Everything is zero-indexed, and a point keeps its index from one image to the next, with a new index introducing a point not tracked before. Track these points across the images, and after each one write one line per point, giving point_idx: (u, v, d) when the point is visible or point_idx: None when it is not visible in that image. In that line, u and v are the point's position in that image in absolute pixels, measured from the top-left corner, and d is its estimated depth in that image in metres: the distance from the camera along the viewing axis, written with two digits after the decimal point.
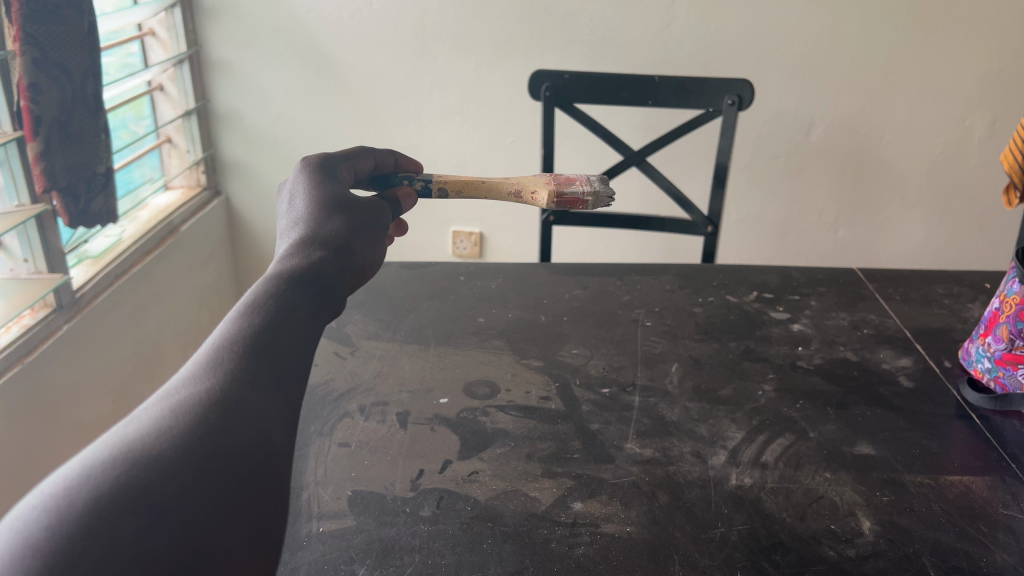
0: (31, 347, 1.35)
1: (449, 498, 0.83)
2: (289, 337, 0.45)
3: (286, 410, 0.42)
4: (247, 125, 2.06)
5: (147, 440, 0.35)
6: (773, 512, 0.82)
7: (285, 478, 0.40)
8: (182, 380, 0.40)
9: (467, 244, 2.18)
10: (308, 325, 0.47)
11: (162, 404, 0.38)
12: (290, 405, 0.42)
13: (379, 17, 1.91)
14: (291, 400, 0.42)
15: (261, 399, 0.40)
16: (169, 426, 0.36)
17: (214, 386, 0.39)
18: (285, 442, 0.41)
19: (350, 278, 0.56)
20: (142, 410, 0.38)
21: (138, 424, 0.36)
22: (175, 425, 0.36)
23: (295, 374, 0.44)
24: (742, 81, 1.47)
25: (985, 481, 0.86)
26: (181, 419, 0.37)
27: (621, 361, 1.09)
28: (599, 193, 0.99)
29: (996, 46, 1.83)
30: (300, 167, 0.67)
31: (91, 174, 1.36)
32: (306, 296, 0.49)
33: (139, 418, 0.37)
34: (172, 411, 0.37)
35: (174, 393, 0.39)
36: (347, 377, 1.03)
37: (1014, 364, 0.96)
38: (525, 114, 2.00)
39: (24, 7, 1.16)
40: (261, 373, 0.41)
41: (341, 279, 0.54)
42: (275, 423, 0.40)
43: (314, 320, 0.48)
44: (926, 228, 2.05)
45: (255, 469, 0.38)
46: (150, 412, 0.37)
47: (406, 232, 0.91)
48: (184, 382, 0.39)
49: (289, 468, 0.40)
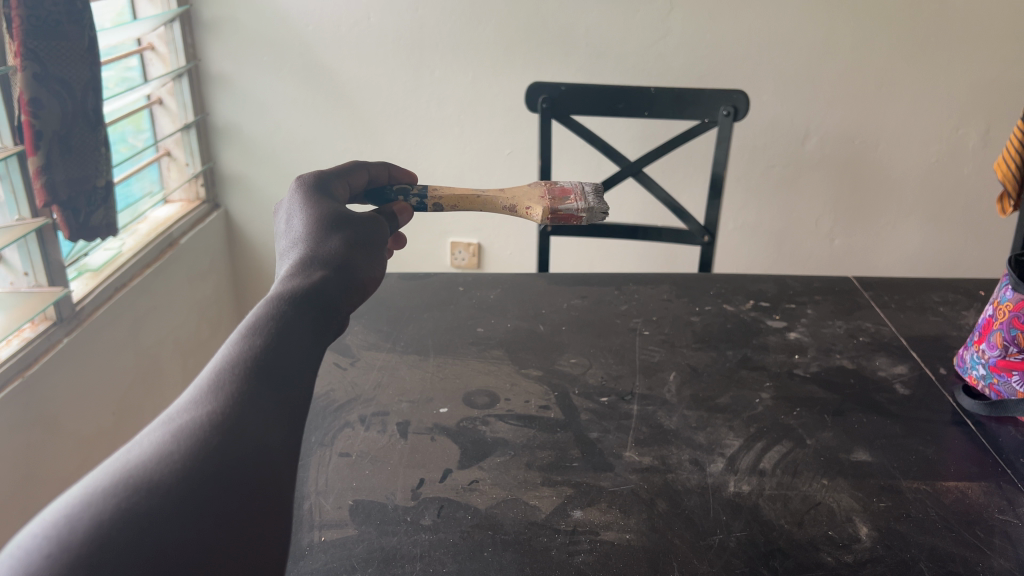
0: (31, 360, 1.35)
1: (450, 507, 0.83)
2: (290, 358, 0.45)
3: (288, 429, 0.42)
4: (247, 137, 2.08)
5: (148, 465, 0.36)
6: (771, 519, 0.82)
7: (287, 495, 0.40)
8: (184, 403, 0.40)
9: (465, 255, 2.19)
10: (309, 344, 0.48)
11: (163, 428, 0.38)
12: (292, 423, 0.43)
13: (376, 30, 1.93)
14: (293, 418, 0.43)
15: (263, 421, 0.41)
16: (170, 451, 0.37)
17: (215, 410, 0.40)
18: (287, 458, 0.41)
19: (351, 295, 0.57)
20: (144, 434, 0.39)
21: (139, 449, 0.37)
22: (177, 451, 0.37)
23: (298, 392, 0.44)
24: (738, 92, 1.48)
25: (981, 487, 0.87)
26: (183, 444, 0.37)
27: (619, 370, 1.09)
28: (593, 209, 1.01)
29: (988, 55, 1.85)
30: (295, 187, 0.68)
31: (91, 187, 1.37)
32: (307, 315, 0.50)
33: (140, 442, 0.38)
34: (173, 435, 0.38)
35: (175, 417, 0.39)
36: (347, 388, 1.04)
37: (1008, 372, 0.97)
38: (522, 126, 2.01)
39: (25, 23, 1.17)
40: (263, 396, 0.42)
41: (342, 296, 0.55)
42: (277, 443, 0.41)
43: (315, 339, 0.49)
44: (921, 236, 2.06)
45: (258, 489, 0.38)
46: (151, 437, 0.38)
47: (403, 246, 0.92)
48: (185, 406, 0.40)
49: (291, 484, 0.41)
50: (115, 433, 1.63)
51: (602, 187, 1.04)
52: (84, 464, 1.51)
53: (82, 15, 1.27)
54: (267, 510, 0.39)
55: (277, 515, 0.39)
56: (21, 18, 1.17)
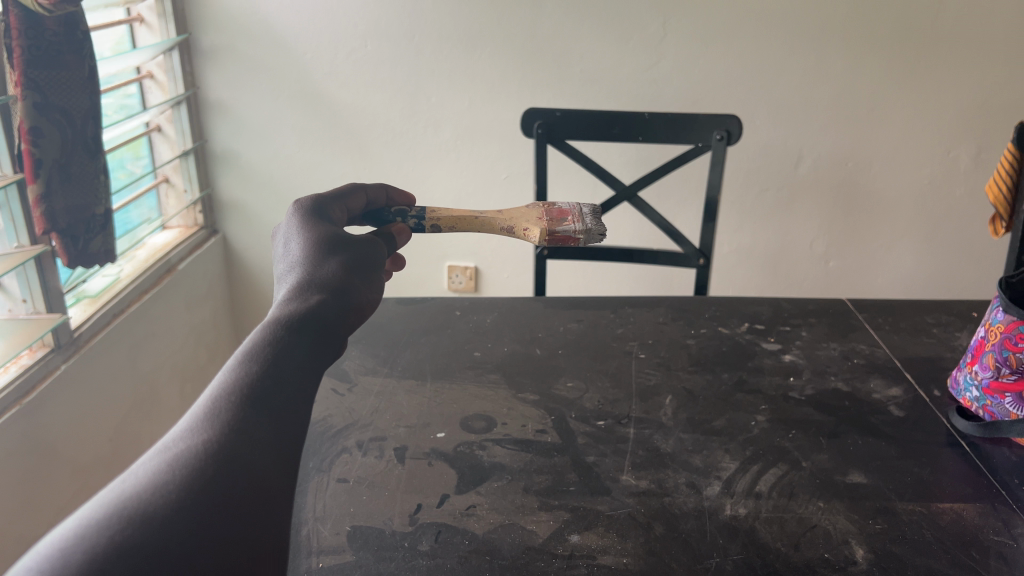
0: (29, 387, 1.36)
1: (447, 532, 0.83)
2: (287, 385, 0.46)
3: (283, 459, 0.43)
4: (245, 164, 2.09)
5: (142, 496, 0.36)
6: (767, 542, 0.82)
7: (284, 524, 0.41)
8: (180, 431, 0.41)
9: (462, 278, 2.20)
10: (306, 369, 0.48)
11: (160, 457, 0.39)
12: (288, 450, 0.43)
13: (373, 58, 1.95)
14: (290, 445, 0.44)
15: (260, 450, 0.41)
16: (164, 481, 0.37)
17: (211, 438, 0.40)
18: (284, 489, 0.42)
19: (349, 318, 0.58)
20: (139, 464, 0.39)
21: (135, 479, 0.37)
22: (171, 480, 0.37)
23: (295, 418, 0.45)
24: (731, 117, 1.50)
25: (976, 509, 0.87)
26: (177, 473, 0.38)
27: (616, 394, 1.10)
28: (591, 231, 1.02)
29: (977, 79, 1.87)
30: (293, 211, 0.69)
31: (91, 215, 1.38)
32: (304, 340, 0.50)
33: (136, 472, 0.38)
34: (168, 464, 0.38)
35: (171, 446, 0.40)
36: (345, 413, 1.04)
37: (1001, 394, 0.98)
38: (518, 151, 2.03)
39: (25, 53, 1.19)
40: (259, 424, 0.43)
41: (339, 320, 0.56)
42: (274, 473, 0.42)
43: (312, 364, 0.50)
44: (915, 258, 2.08)
45: (252, 518, 0.39)
46: (146, 466, 0.38)
47: (402, 267, 0.94)
48: (181, 435, 0.40)
49: (287, 513, 0.42)
50: (113, 460, 1.63)
51: (600, 208, 1.05)
52: (81, 491, 1.51)
53: (83, 45, 1.29)
54: (262, 540, 0.39)
55: (272, 542, 0.40)
56: (22, 48, 1.18)
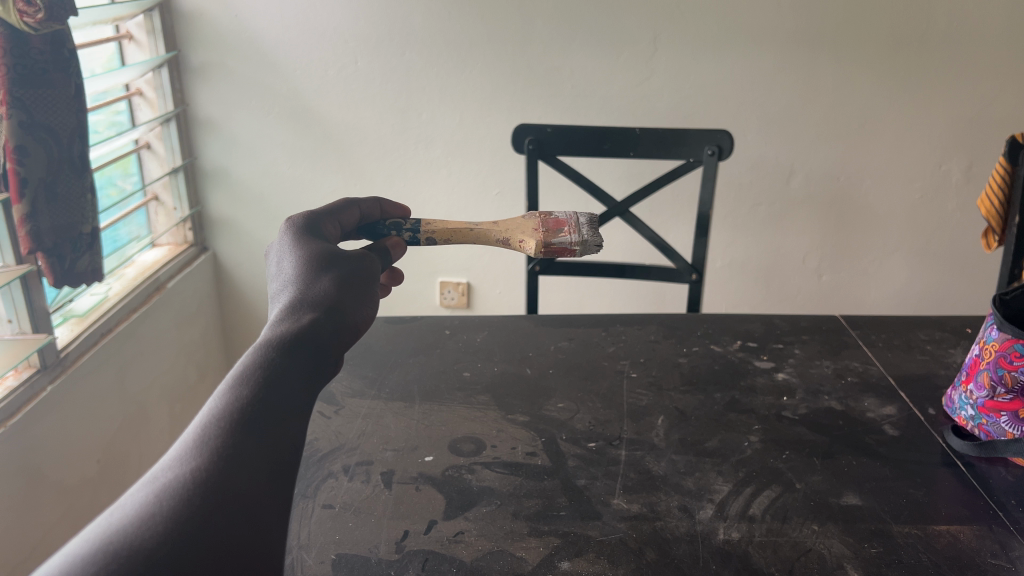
0: (13, 410, 1.33)
1: (434, 560, 0.82)
2: (282, 406, 0.43)
3: (278, 487, 0.40)
4: (235, 181, 2.08)
5: (129, 530, 0.34)
6: (761, 567, 0.81)
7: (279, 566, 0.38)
8: (170, 460, 0.38)
9: (454, 294, 2.18)
10: (303, 392, 0.46)
11: (147, 489, 0.36)
12: (284, 478, 0.41)
13: (363, 75, 1.95)
14: (286, 474, 0.41)
15: (251, 478, 0.39)
16: (152, 513, 0.35)
17: (199, 467, 0.38)
18: (279, 526, 0.39)
19: (345, 336, 0.55)
20: (127, 494, 0.37)
21: (122, 512, 0.35)
22: (159, 513, 0.35)
23: (291, 443, 0.42)
24: (722, 132, 1.49)
25: (973, 531, 0.86)
26: (165, 505, 0.35)
27: (607, 415, 1.09)
28: (587, 243, 0.99)
29: (967, 93, 1.87)
30: (285, 229, 0.67)
31: (77, 234, 1.36)
32: (299, 361, 0.48)
33: (124, 504, 0.36)
34: (156, 495, 0.36)
35: (160, 475, 0.37)
36: (331, 437, 1.02)
37: (997, 412, 0.97)
38: (509, 166, 2.02)
39: (11, 71, 1.18)
40: (255, 453, 0.40)
41: (334, 337, 0.53)
42: (267, 502, 0.39)
43: (309, 387, 0.47)
44: (908, 271, 2.07)
45: (240, 556, 0.36)
46: (134, 498, 0.36)
47: (400, 281, 0.93)
48: (169, 464, 0.38)
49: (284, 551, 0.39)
50: (101, 483, 1.61)
51: (598, 219, 1.02)
52: (68, 515, 1.48)
53: (70, 64, 1.28)
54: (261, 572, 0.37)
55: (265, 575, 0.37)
56: (9, 66, 1.18)
